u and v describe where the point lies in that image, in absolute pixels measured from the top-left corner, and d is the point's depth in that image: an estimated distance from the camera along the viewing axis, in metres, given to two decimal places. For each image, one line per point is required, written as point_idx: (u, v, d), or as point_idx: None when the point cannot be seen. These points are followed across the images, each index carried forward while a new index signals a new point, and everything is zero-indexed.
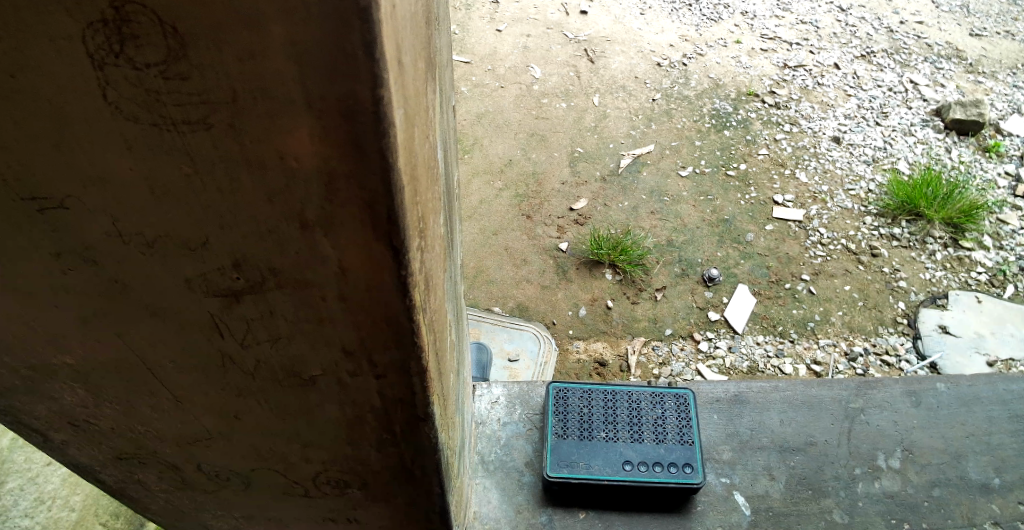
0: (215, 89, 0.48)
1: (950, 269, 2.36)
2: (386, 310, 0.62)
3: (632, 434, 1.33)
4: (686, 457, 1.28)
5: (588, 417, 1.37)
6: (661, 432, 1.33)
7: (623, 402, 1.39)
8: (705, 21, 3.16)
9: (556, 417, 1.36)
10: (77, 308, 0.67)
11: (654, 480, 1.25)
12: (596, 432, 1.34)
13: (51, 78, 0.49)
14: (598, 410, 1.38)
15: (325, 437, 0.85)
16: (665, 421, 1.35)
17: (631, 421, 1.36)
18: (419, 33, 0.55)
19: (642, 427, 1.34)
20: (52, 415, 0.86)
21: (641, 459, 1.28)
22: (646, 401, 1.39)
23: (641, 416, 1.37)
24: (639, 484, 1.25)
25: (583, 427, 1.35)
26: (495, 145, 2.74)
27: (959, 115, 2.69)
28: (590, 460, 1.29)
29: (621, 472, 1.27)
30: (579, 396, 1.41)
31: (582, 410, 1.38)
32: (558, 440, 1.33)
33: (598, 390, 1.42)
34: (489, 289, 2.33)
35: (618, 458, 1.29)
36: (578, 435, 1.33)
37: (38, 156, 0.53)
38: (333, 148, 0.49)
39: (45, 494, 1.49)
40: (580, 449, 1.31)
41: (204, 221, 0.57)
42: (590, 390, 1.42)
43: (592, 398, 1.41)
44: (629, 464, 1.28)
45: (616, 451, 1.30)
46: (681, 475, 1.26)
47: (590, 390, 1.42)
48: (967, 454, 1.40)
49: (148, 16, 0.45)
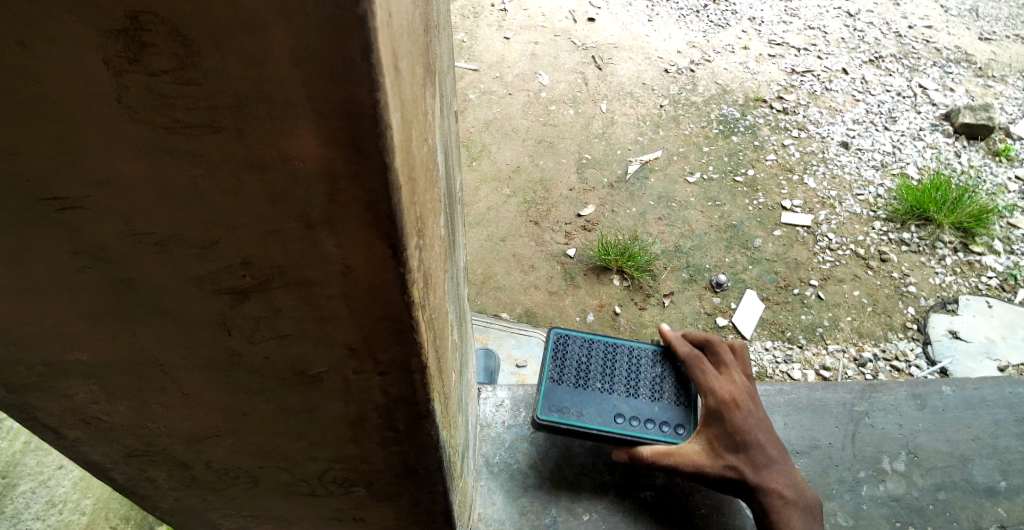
0: (221, 93, 0.49)
1: (961, 274, 2.35)
2: (386, 308, 0.63)
3: (628, 389, 1.34)
4: (678, 419, 1.30)
5: (585, 366, 1.37)
6: (657, 393, 1.34)
7: (622, 358, 1.39)
8: (712, 27, 3.17)
9: (555, 363, 1.37)
10: (89, 307, 0.69)
11: (644, 437, 1.27)
12: (592, 381, 1.35)
13: (65, 84, 0.50)
14: (598, 362, 1.38)
15: (330, 437, 0.86)
16: (663, 382, 1.36)
17: (629, 376, 1.36)
18: (416, 38, 0.56)
19: (639, 385, 1.35)
20: (64, 413, 0.88)
21: (635, 415, 1.30)
22: (645, 361, 1.39)
23: (639, 373, 1.37)
24: (628, 438, 1.27)
25: (580, 375, 1.35)
26: (503, 152, 2.76)
27: (968, 119, 2.70)
28: (583, 408, 1.30)
29: (612, 424, 1.28)
30: (579, 345, 1.41)
31: (580, 359, 1.38)
32: (554, 385, 1.33)
33: (599, 342, 1.42)
34: (497, 295, 2.35)
35: (611, 409, 1.30)
36: (574, 383, 1.34)
37: (50, 160, 0.55)
38: (333, 150, 0.51)
39: (56, 498, 1.54)
40: (575, 396, 1.32)
41: (213, 222, 0.58)
42: (592, 341, 1.42)
43: (592, 350, 1.40)
44: (621, 417, 1.29)
45: (610, 403, 1.31)
46: (670, 436, 1.28)
47: (592, 340, 1.42)
48: (973, 458, 1.41)
49: (159, 23, 0.46)
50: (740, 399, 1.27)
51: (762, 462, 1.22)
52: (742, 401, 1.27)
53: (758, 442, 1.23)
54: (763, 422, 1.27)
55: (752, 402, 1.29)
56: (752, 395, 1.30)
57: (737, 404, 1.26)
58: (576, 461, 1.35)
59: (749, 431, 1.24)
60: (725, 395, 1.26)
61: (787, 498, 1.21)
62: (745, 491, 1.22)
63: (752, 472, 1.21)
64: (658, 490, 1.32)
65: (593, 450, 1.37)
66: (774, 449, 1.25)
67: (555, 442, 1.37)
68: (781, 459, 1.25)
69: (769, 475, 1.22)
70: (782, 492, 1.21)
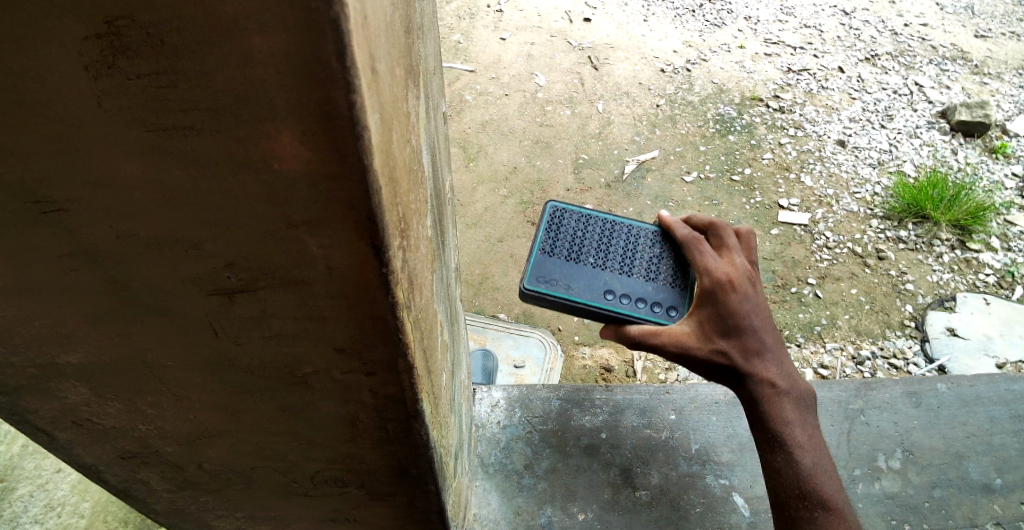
0: (205, 96, 0.49)
1: (958, 271, 2.36)
2: (371, 309, 0.63)
3: (623, 265, 1.23)
4: (672, 300, 1.19)
5: (580, 238, 1.25)
6: (654, 271, 1.23)
7: (620, 232, 1.27)
8: (708, 27, 3.17)
9: (548, 231, 1.25)
10: (80, 309, 0.69)
11: (633, 316, 1.17)
12: (585, 254, 1.23)
13: (51, 88, 0.50)
14: (594, 233, 1.26)
15: (322, 437, 0.86)
16: (663, 259, 1.24)
17: (625, 252, 1.25)
18: (397, 40, 0.56)
19: (635, 262, 1.24)
20: (57, 416, 0.88)
21: (627, 292, 1.20)
22: (646, 237, 1.27)
23: (637, 250, 1.25)
24: (616, 316, 1.18)
25: (572, 247, 1.23)
26: (500, 153, 2.76)
27: (965, 117, 2.70)
28: (572, 280, 1.20)
29: (602, 301, 1.18)
30: (575, 215, 1.28)
31: (575, 231, 1.26)
32: (543, 256, 1.22)
33: (598, 213, 1.28)
34: (494, 296, 2.35)
35: (602, 285, 1.20)
36: (565, 255, 1.22)
37: (37, 162, 0.55)
38: (313, 152, 0.51)
39: (54, 501, 1.54)
40: (565, 269, 1.21)
41: (198, 223, 0.58)
42: (591, 211, 1.29)
43: (589, 220, 1.28)
44: (611, 294, 1.19)
45: (601, 279, 1.21)
46: (662, 318, 1.18)
47: (591, 210, 1.29)
48: (969, 455, 1.40)
49: (140, 27, 0.46)
50: (739, 280, 1.11)
51: (755, 350, 1.09)
52: (742, 281, 1.11)
53: (754, 328, 1.09)
54: (763, 303, 1.11)
55: (754, 286, 1.12)
56: (754, 277, 1.14)
57: (735, 286, 1.10)
58: (571, 461, 1.35)
59: (746, 316, 1.08)
60: (722, 276, 1.10)
61: (778, 389, 1.09)
62: (733, 378, 1.11)
63: (742, 359, 1.09)
64: (653, 489, 1.32)
65: (588, 450, 1.37)
66: (772, 335, 1.11)
67: (550, 442, 1.38)
68: (777, 345, 1.12)
69: (761, 364, 1.09)
70: (773, 382, 1.09)
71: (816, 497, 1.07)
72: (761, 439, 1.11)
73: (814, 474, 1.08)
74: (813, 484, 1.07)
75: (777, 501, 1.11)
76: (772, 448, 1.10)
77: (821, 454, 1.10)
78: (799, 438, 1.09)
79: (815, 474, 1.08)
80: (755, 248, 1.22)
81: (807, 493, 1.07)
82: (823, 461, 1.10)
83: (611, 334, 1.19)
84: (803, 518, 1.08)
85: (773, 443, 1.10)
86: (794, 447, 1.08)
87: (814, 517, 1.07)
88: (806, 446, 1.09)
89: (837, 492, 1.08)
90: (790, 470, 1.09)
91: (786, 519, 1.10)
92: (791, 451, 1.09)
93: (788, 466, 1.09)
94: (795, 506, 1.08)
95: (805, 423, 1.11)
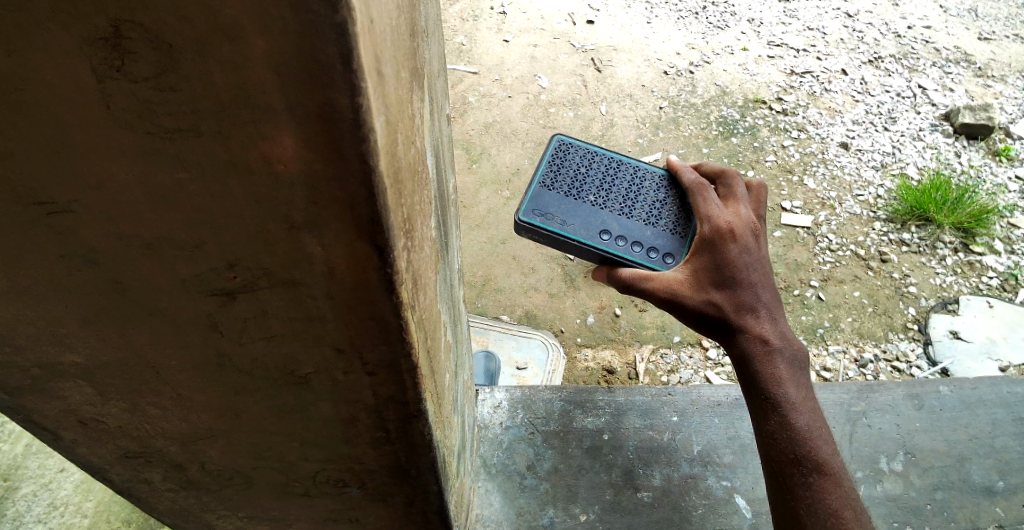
0: (205, 99, 0.50)
1: (961, 274, 2.36)
2: (374, 309, 0.63)
3: (623, 207, 1.23)
4: (669, 246, 1.19)
5: (583, 177, 1.26)
6: (655, 216, 1.22)
7: (625, 175, 1.27)
8: (711, 29, 3.17)
9: (551, 168, 1.26)
10: (81, 309, 0.69)
11: (626, 258, 1.18)
12: (586, 193, 1.24)
13: (54, 91, 0.51)
14: (597, 175, 1.26)
15: (322, 437, 0.87)
16: (664, 205, 1.23)
17: (628, 195, 1.25)
18: (402, 44, 0.57)
19: (637, 205, 1.23)
20: (60, 415, 0.88)
21: (623, 234, 1.20)
22: (652, 183, 1.27)
23: (640, 195, 1.25)
24: (609, 257, 1.18)
25: (574, 185, 1.24)
26: (503, 155, 2.77)
27: (968, 120, 2.70)
28: (569, 217, 1.21)
29: (595, 240, 1.19)
30: (582, 154, 1.29)
31: (579, 169, 1.27)
32: (543, 190, 1.23)
33: (606, 154, 1.29)
34: (497, 298, 2.36)
35: (599, 225, 1.20)
36: (566, 192, 1.24)
37: (40, 163, 0.55)
38: (316, 154, 0.51)
39: (58, 501, 1.55)
40: (563, 204, 1.22)
41: (199, 223, 0.59)
42: (597, 152, 1.29)
43: (596, 160, 1.28)
44: (606, 234, 1.20)
45: (599, 218, 1.21)
46: (655, 263, 1.17)
47: (597, 152, 1.29)
48: (971, 458, 1.41)
49: (142, 31, 0.47)
50: (740, 230, 1.10)
51: (751, 304, 1.07)
52: (742, 232, 1.10)
53: (751, 282, 1.07)
54: (764, 260, 1.10)
55: (756, 239, 1.11)
56: (758, 230, 1.13)
57: (734, 236, 1.09)
58: (573, 462, 1.36)
59: (743, 268, 1.07)
60: (722, 225, 1.10)
61: (774, 346, 1.06)
62: (726, 333, 1.08)
63: (736, 311, 1.06)
64: (655, 491, 1.33)
65: (590, 451, 1.37)
66: (770, 292, 1.09)
67: (552, 443, 1.38)
68: (775, 303, 1.09)
69: (757, 319, 1.06)
70: (768, 338, 1.06)
71: (811, 461, 1.02)
72: (754, 399, 1.07)
73: (809, 437, 1.03)
74: (807, 448, 1.03)
75: (770, 468, 1.06)
76: (765, 408, 1.06)
77: (818, 417, 1.05)
78: (794, 398, 1.04)
79: (810, 438, 1.03)
80: (765, 204, 1.22)
81: (802, 457, 1.03)
82: (819, 425, 1.05)
83: (603, 275, 1.20)
84: (797, 484, 1.02)
85: (767, 402, 1.05)
86: (789, 407, 1.04)
87: (808, 484, 1.02)
88: (802, 407, 1.04)
89: (833, 458, 1.03)
90: (784, 433, 1.04)
91: (779, 488, 1.04)
92: (786, 411, 1.04)
93: (781, 427, 1.04)
94: (788, 472, 1.03)
95: (802, 385, 1.07)
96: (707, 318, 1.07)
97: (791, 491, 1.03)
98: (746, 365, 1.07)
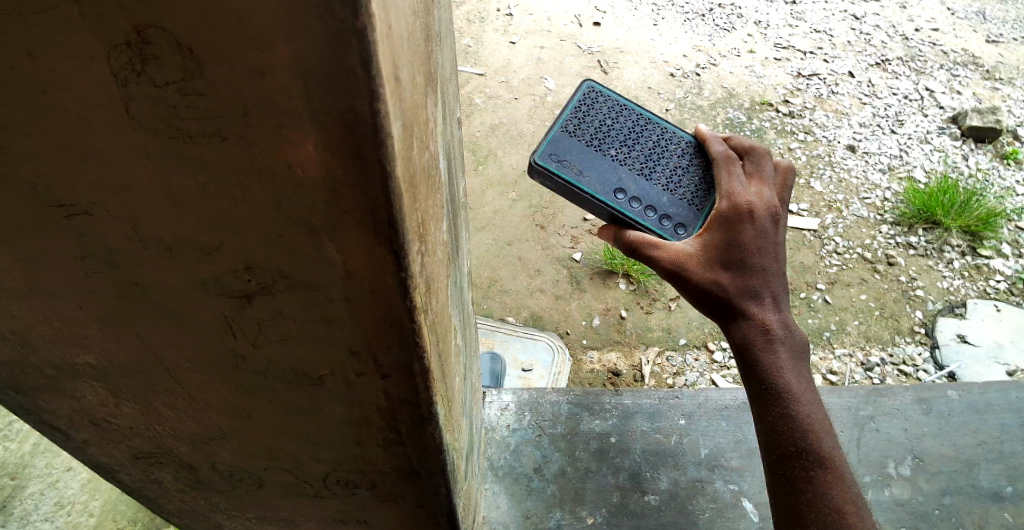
0: (228, 104, 0.50)
1: (968, 278, 2.35)
2: (389, 311, 0.64)
3: (643, 167, 1.16)
4: (684, 217, 1.13)
5: (607, 128, 1.18)
6: (675, 182, 1.16)
7: (651, 133, 1.20)
8: (718, 31, 3.17)
9: (574, 113, 1.18)
10: (99, 308, 0.71)
11: (638, 222, 1.12)
12: (608, 146, 1.16)
13: (78, 94, 0.52)
14: (622, 128, 1.19)
15: (333, 438, 0.87)
16: (686, 173, 1.17)
17: (650, 155, 1.17)
18: (419, 49, 0.57)
19: (658, 168, 1.17)
20: (75, 414, 0.90)
21: (640, 196, 1.14)
22: (677, 146, 1.19)
23: (663, 157, 1.18)
24: (621, 217, 1.12)
25: (596, 135, 1.17)
26: (509, 156, 2.77)
27: (976, 122, 2.69)
28: (586, 168, 1.14)
29: (609, 197, 1.12)
30: (609, 103, 1.21)
31: (604, 119, 1.19)
32: (563, 136, 1.16)
33: (634, 108, 1.21)
34: (503, 299, 2.36)
35: (616, 182, 1.14)
36: (587, 141, 1.16)
37: (64, 166, 0.57)
38: (336, 158, 0.51)
39: (65, 499, 1.56)
40: (582, 154, 1.15)
41: (218, 225, 0.59)
42: (625, 104, 1.21)
43: (623, 112, 1.20)
44: (622, 194, 1.13)
45: (617, 175, 1.14)
46: (667, 233, 1.12)
47: (625, 104, 1.21)
48: (979, 463, 1.40)
49: (166, 37, 0.48)
50: (759, 211, 1.05)
51: (760, 290, 1.03)
52: (761, 213, 1.05)
53: (763, 266, 1.03)
54: (779, 245, 1.06)
55: (775, 222, 1.06)
56: (779, 214, 1.08)
57: (753, 217, 1.04)
58: (580, 465, 1.36)
59: (757, 252, 1.03)
60: (742, 204, 1.05)
61: (779, 336, 1.03)
62: (732, 316, 1.05)
63: (743, 296, 1.03)
64: (662, 494, 1.33)
65: (597, 454, 1.37)
66: (780, 278, 1.06)
67: (560, 446, 1.38)
68: (784, 290, 1.06)
69: (764, 306, 1.03)
70: (774, 327, 1.03)
71: (813, 454, 1.01)
72: (756, 387, 1.05)
73: (812, 429, 1.02)
74: (810, 440, 1.01)
75: (771, 457, 1.05)
76: (768, 398, 1.04)
77: (821, 410, 1.04)
78: (798, 389, 1.03)
79: (813, 430, 1.02)
80: (792, 186, 1.16)
81: (804, 449, 1.01)
82: (823, 418, 1.03)
83: (610, 235, 1.14)
84: (798, 477, 1.01)
85: (770, 392, 1.03)
86: (793, 399, 1.02)
87: (810, 477, 1.01)
88: (806, 399, 1.03)
89: (835, 451, 1.02)
90: (786, 424, 1.02)
91: (779, 478, 1.03)
92: (789, 402, 1.02)
93: (784, 419, 1.02)
94: (790, 464, 1.02)
95: (805, 376, 1.05)
96: (713, 298, 1.04)
97: (792, 483, 1.02)
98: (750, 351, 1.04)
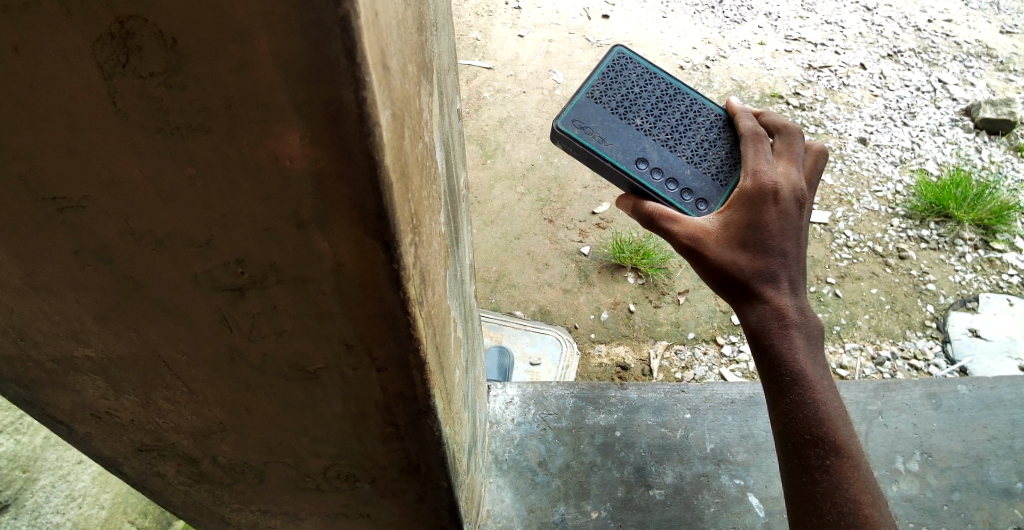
0: (212, 97, 0.50)
1: (981, 272, 2.33)
2: (382, 305, 0.63)
3: (667, 137, 1.14)
4: (705, 192, 1.12)
5: (635, 95, 1.17)
6: (700, 156, 1.14)
7: (680, 103, 1.18)
8: (728, 23, 3.13)
9: (601, 78, 1.17)
10: (96, 304, 0.71)
11: (656, 195, 1.11)
12: (634, 114, 1.15)
13: (64, 89, 0.51)
14: (649, 96, 1.17)
15: (332, 433, 0.87)
16: (711, 147, 1.15)
17: (677, 126, 1.16)
18: (410, 38, 0.57)
19: (684, 140, 1.15)
20: (76, 408, 0.90)
21: (662, 168, 1.12)
22: (706, 118, 1.17)
23: (690, 129, 1.16)
24: (640, 189, 1.11)
25: (623, 102, 1.16)
26: (518, 149, 2.75)
27: (989, 114, 2.66)
28: (609, 134, 1.13)
29: (631, 166, 1.12)
30: (639, 70, 1.19)
31: (633, 86, 1.18)
32: (589, 101, 1.15)
33: (664, 75, 1.19)
34: (511, 294, 2.36)
35: (639, 150, 1.13)
36: (612, 108, 1.15)
37: (56, 163, 0.57)
38: (321, 150, 0.51)
39: (76, 492, 1.57)
40: (607, 121, 1.14)
41: (209, 220, 0.59)
42: (655, 72, 1.19)
43: (652, 80, 1.18)
44: (644, 162, 1.12)
45: (639, 145, 1.13)
46: (687, 208, 1.11)
47: (655, 72, 1.19)
48: (989, 459, 1.39)
49: (150, 29, 0.47)
50: (785, 193, 1.03)
51: (779, 274, 1.01)
52: (787, 195, 1.03)
53: (783, 250, 1.01)
54: (802, 229, 1.04)
55: (799, 206, 1.04)
56: (804, 196, 1.06)
57: (777, 198, 1.02)
58: (585, 459, 1.35)
59: (778, 235, 1.01)
60: (767, 183, 1.03)
61: (795, 322, 1.02)
62: (748, 299, 1.03)
63: (762, 278, 1.01)
64: (666, 489, 1.32)
65: (601, 449, 1.37)
66: (799, 263, 1.04)
67: (564, 440, 1.37)
68: (801, 275, 1.04)
69: (782, 291, 1.02)
70: (790, 312, 1.02)
71: (830, 443, 1.00)
72: (772, 374, 1.04)
73: (827, 418, 1.01)
74: (826, 429, 1.00)
75: (784, 443, 1.04)
76: (784, 384, 1.02)
77: (836, 398, 1.03)
78: (815, 376, 1.02)
79: (829, 419, 1.01)
80: (823, 169, 1.14)
81: (821, 438, 1.00)
82: (839, 407, 1.02)
83: (628, 204, 1.14)
84: (814, 465, 1.01)
85: (787, 379, 1.02)
86: (810, 386, 1.01)
87: (825, 466, 1.00)
88: (822, 387, 1.02)
89: (850, 441, 1.01)
90: (802, 412, 1.01)
91: (794, 467, 1.02)
92: (806, 390, 1.01)
93: (799, 406, 1.01)
94: (804, 453, 1.01)
95: (821, 363, 1.04)
96: (730, 278, 1.02)
97: (807, 473, 1.01)
98: (765, 336, 1.03)
